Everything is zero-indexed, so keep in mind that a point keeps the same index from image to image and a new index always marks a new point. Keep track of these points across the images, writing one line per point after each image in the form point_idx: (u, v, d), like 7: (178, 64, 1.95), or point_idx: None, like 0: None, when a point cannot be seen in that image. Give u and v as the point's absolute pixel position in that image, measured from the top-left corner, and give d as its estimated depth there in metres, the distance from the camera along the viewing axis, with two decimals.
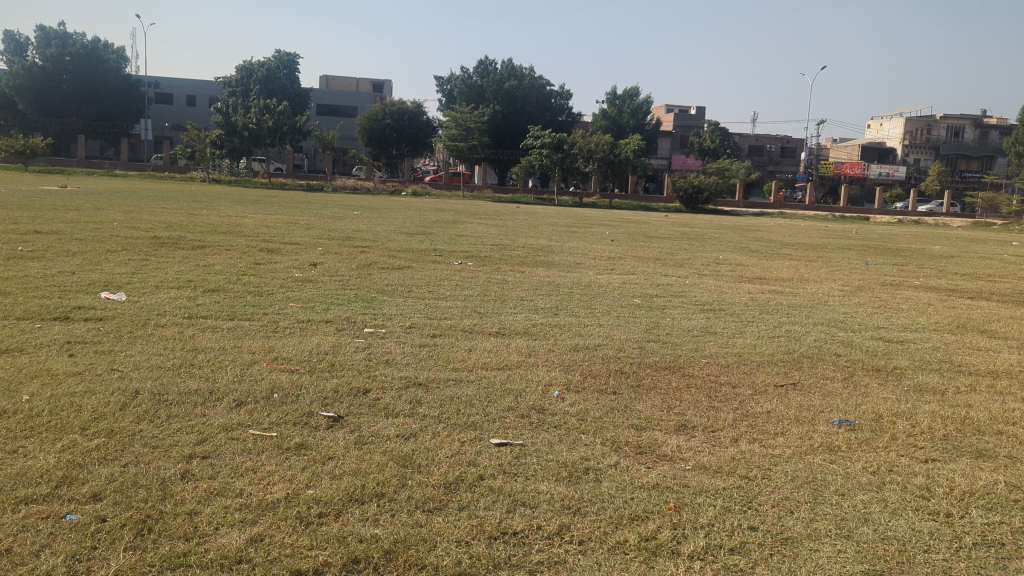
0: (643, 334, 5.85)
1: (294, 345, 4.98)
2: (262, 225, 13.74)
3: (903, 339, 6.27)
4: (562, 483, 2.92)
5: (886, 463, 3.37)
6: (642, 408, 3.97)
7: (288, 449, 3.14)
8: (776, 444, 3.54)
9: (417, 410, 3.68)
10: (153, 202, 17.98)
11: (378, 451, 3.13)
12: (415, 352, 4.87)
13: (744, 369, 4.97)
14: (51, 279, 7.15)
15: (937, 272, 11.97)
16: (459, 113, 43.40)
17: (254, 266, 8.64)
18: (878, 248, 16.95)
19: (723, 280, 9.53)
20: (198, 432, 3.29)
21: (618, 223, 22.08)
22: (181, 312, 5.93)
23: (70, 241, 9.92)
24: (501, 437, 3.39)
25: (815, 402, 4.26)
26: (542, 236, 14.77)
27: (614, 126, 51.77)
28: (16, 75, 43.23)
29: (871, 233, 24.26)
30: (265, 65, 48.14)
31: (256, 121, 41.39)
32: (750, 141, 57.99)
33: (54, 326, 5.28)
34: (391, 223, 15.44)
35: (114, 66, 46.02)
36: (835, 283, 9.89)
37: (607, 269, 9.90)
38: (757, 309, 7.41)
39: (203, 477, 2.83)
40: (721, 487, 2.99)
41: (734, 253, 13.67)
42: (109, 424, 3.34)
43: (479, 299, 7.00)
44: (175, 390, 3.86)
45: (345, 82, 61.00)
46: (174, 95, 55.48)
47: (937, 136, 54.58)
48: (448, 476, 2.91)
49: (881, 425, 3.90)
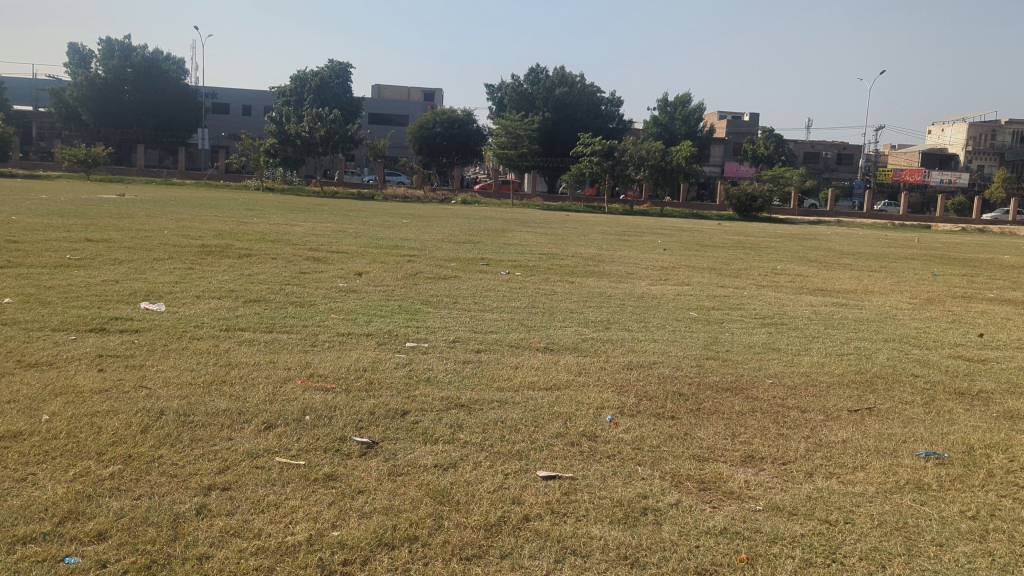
0: (702, 351, 5.49)
1: (332, 360, 4.74)
2: (311, 232, 13.71)
3: (984, 358, 5.78)
4: (617, 525, 2.61)
5: (986, 506, 2.94)
6: (703, 436, 3.61)
7: (315, 481, 2.87)
8: (856, 480, 3.17)
9: (458, 436, 3.38)
10: (207, 211, 18.03)
11: (413, 484, 2.85)
12: (458, 369, 4.59)
13: (814, 391, 4.58)
14: (93, 288, 7.09)
15: (1011, 283, 11.36)
16: (508, 121, 43.03)
17: (298, 275, 8.48)
18: (946, 257, 16.21)
19: (782, 291, 9.12)
20: (221, 458, 3.06)
21: (670, 231, 21.58)
22: (220, 324, 5.75)
23: (117, 249, 9.91)
24: (548, 468, 3.08)
25: (897, 431, 3.84)
26: (593, 245, 14.33)
27: (665, 133, 51.04)
28: (80, 87, 44.10)
29: (935, 241, 23.47)
30: (318, 74, 48.56)
31: (309, 130, 42.26)
32: (806, 148, 56.76)
33: (89, 338, 5.13)
34: (440, 232, 15.18)
35: (174, 77, 46.89)
36: (902, 295, 9.35)
37: (659, 280, 9.47)
38: (821, 322, 7.02)
39: (220, 513, 2.58)
40: (800, 533, 2.63)
41: (791, 262, 13.15)
42: (127, 449, 3.13)
43: (527, 312, 6.68)
44: (201, 410, 3.64)
45: (396, 92, 61.58)
46: (230, 105, 56.80)
47: (1002, 142, 52.70)
48: (489, 517, 2.61)
49: (975, 459, 3.48)
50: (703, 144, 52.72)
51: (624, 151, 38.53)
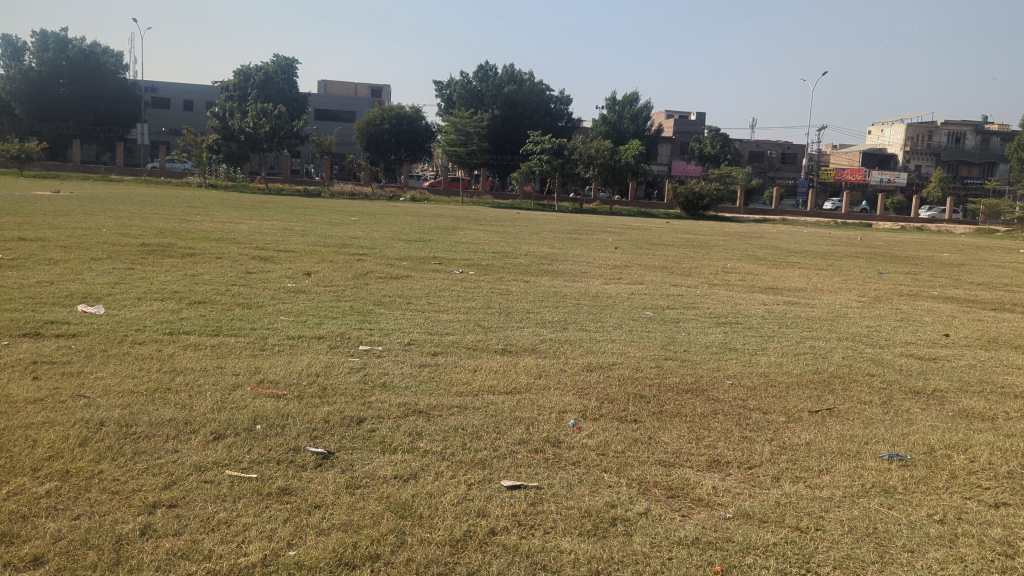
0: (660, 351, 5.46)
1: (282, 364, 4.56)
2: (257, 231, 13.35)
3: (935, 356, 5.86)
4: (587, 537, 2.52)
5: (952, 509, 2.93)
6: (668, 439, 3.55)
7: (268, 496, 2.72)
8: (823, 483, 3.13)
9: (417, 445, 3.25)
10: (146, 208, 17.45)
11: (374, 497, 2.72)
12: (415, 373, 4.45)
13: (774, 392, 4.55)
14: (28, 290, 6.76)
15: (953, 281, 11.64)
16: (458, 118, 42.74)
17: (245, 276, 8.22)
18: (888, 255, 16.58)
19: (735, 290, 9.18)
20: (167, 473, 2.88)
21: (620, 229, 21.70)
22: (163, 327, 5.51)
23: (52, 248, 9.50)
24: (513, 477, 2.97)
25: (858, 432, 3.84)
26: (545, 243, 14.22)
27: (613, 131, 51.32)
28: (13, 80, 42.49)
29: (877, 239, 24.00)
30: (263, 69, 47.58)
31: (253, 126, 41.39)
32: (751, 147, 57.74)
33: (21, 344, 4.85)
34: (389, 230, 14.97)
35: (112, 69, 45.41)
36: (851, 293, 9.50)
37: (613, 279, 9.45)
38: (774, 322, 7.04)
39: (166, 533, 2.42)
40: (771, 542, 2.58)
41: (741, 260, 13.26)
42: (64, 464, 2.92)
43: (482, 312, 6.56)
44: (145, 421, 3.44)
45: (343, 88, 60.82)
46: (170, 100, 55.34)
47: (938, 142, 54.35)
48: (454, 531, 2.50)
49: (937, 460, 3.48)
50: (651, 143, 53.21)
51: (573, 149, 38.59)
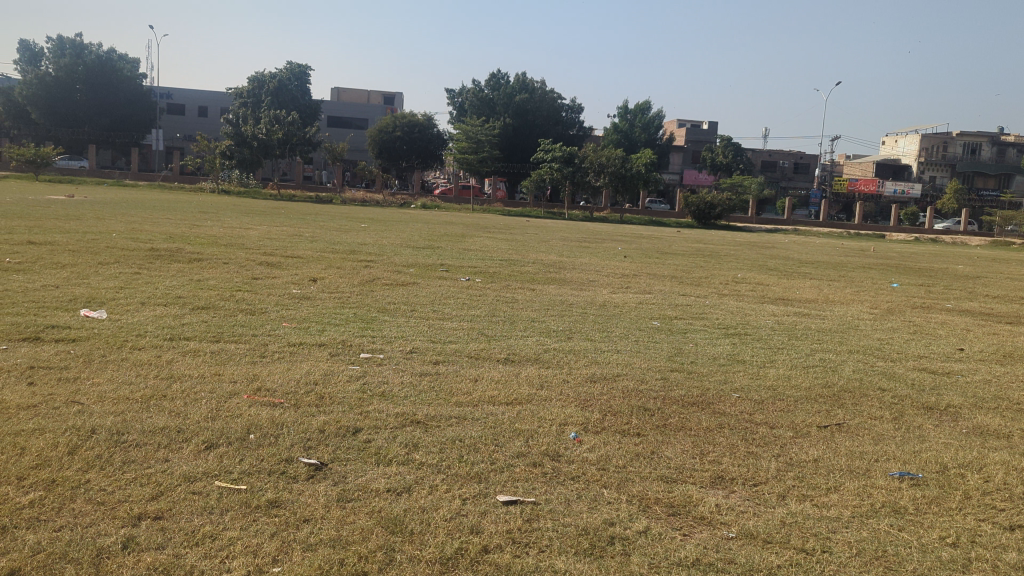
0: (666, 362, 5.36)
1: (280, 372, 4.49)
2: (265, 236, 13.32)
3: (949, 370, 5.74)
4: (583, 558, 2.43)
5: (965, 531, 2.83)
6: (671, 454, 3.46)
7: (256, 508, 2.65)
8: (832, 502, 3.03)
9: (413, 457, 3.18)
10: (158, 214, 17.46)
11: (364, 511, 2.64)
12: (414, 382, 4.37)
13: (782, 405, 4.45)
14: (31, 294, 6.73)
15: (967, 293, 11.48)
16: (469, 126, 42.66)
17: (249, 282, 8.16)
18: (902, 267, 16.39)
19: (745, 301, 9.08)
20: (156, 483, 2.81)
21: (630, 238, 21.63)
22: (164, 332, 5.47)
23: (61, 252, 9.49)
24: (509, 492, 2.89)
25: (868, 449, 3.74)
26: (553, 251, 14.12)
27: (625, 140, 51.19)
28: (30, 85, 42.84)
29: (889, 250, 23.81)
30: (276, 76, 47.81)
31: (266, 132, 41.49)
32: (763, 157, 57.50)
33: (20, 348, 4.81)
34: (399, 237, 14.90)
35: (129, 75, 45.73)
36: (863, 305, 9.37)
37: (622, 288, 9.36)
38: (784, 333, 6.94)
39: (148, 547, 2.35)
40: (774, 565, 2.48)
41: (752, 271, 13.12)
42: (51, 473, 2.86)
43: (487, 321, 6.48)
44: (136, 429, 3.38)
45: (355, 95, 61.04)
46: (185, 106, 55.71)
47: (953, 153, 53.96)
48: (447, 548, 2.42)
49: (950, 480, 3.37)
50: (662, 152, 53.06)
51: (584, 158, 38.47)
